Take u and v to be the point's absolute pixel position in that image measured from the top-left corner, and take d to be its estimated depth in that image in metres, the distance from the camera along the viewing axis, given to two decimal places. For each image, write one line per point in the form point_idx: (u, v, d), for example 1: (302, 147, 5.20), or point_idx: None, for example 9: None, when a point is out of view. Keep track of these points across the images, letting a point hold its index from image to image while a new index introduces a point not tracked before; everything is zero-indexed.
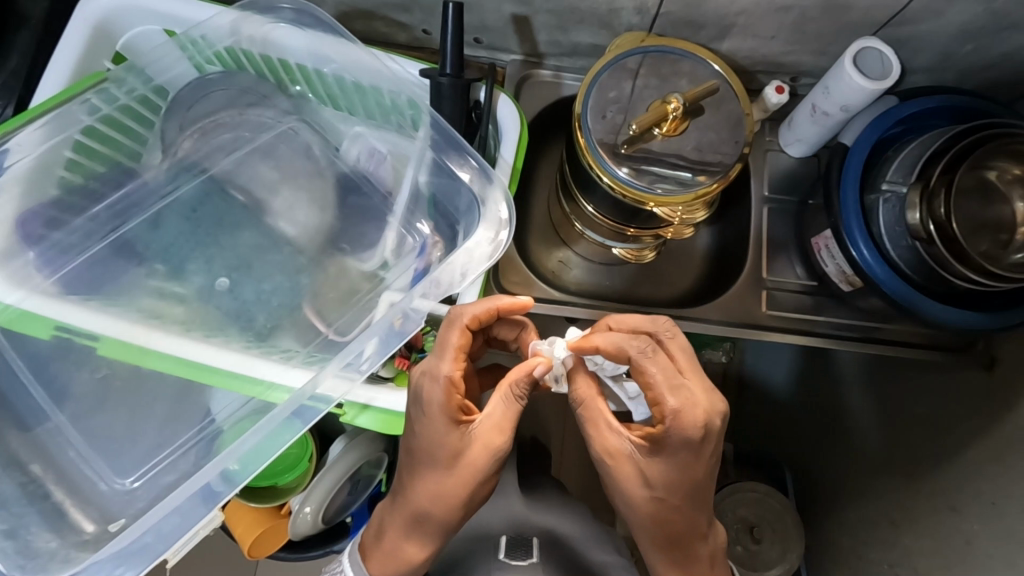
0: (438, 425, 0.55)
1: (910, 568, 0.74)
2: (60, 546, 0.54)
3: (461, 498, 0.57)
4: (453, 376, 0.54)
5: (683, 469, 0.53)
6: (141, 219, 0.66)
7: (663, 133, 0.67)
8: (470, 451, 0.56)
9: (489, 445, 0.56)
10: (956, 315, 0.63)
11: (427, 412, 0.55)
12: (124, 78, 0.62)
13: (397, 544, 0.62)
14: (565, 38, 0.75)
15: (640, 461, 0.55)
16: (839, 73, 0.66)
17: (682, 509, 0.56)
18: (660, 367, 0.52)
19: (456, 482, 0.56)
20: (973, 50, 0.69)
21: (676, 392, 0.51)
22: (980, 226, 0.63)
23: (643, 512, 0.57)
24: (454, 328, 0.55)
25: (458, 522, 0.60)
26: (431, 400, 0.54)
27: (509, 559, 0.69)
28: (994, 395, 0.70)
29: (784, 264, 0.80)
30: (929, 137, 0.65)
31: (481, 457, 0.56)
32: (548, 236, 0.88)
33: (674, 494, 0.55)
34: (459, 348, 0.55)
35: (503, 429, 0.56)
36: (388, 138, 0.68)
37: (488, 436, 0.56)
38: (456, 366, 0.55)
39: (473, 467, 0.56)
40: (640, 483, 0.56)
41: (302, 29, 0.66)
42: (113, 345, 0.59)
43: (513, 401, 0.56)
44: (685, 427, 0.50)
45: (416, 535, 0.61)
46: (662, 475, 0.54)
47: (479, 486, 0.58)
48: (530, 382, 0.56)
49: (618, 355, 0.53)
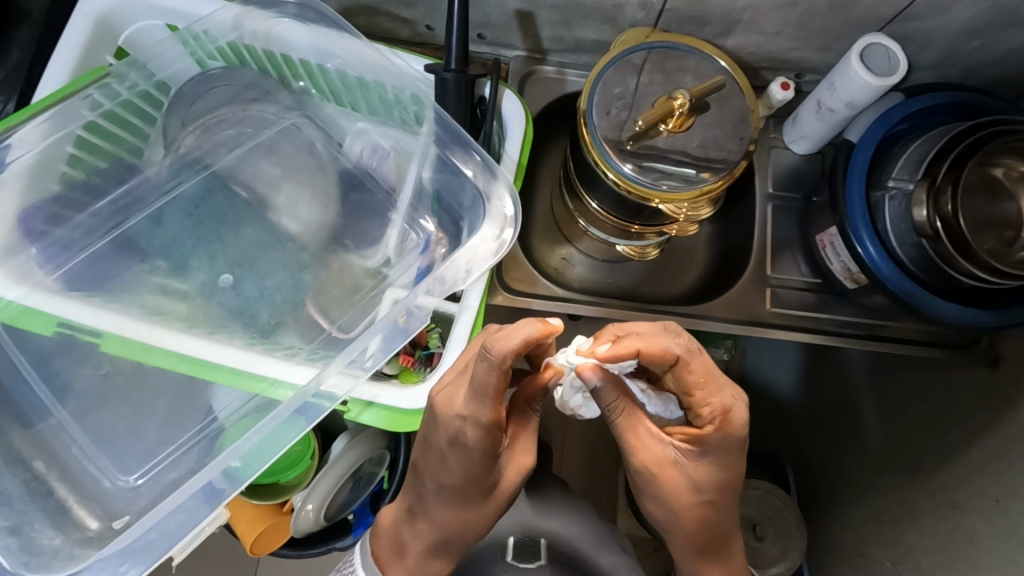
0: (478, 463, 0.55)
1: (912, 565, 0.74)
2: (63, 543, 0.54)
3: (494, 515, 0.61)
4: (495, 418, 0.53)
5: (724, 469, 0.56)
6: (143, 215, 0.65)
7: (668, 129, 0.66)
8: (505, 473, 0.59)
9: (517, 463, 0.59)
10: (961, 313, 0.63)
11: (469, 453, 0.54)
12: (126, 73, 0.62)
13: (422, 563, 0.63)
14: (569, 33, 0.75)
15: (686, 464, 0.56)
16: (844, 68, 0.66)
17: (720, 509, 0.59)
18: (704, 362, 0.53)
19: (490, 502, 0.60)
20: (979, 46, 0.69)
21: (724, 389, 0.54)
22: (986, 223, 0.63)
23: (684, 517, 0.58)
24: (496, 371, 0.49)
25: (484, 533, 0.64)
26: (474, 442, 0.53)
27: (516, 562, 0.70)
28: (998, 392, 0.70)
29: (788, 261, 0.80)
30: (935, 133, 0.65)
31: (514, 476, 0.60)
32: (551, 233, 0.88)
33: (717, 494, 0.58)
34: (501, 388, 0.51)
35: (527, 444, 0.60)
36: (392, 134, 0.68)
37: (516, 456, 0.60)
38: (497, 408, 0.52)
39: (508, 488, 0.60)
40: (687, 489, 0.57)
41: (304, 24, 0.65)
42: (115, 342, 0.59)
43: (527, 410, 0.59)
44: (732, 429, 0.54)
45: (444, 552, 0.63)
46: (707, 478, 0.56)
47: (508, 501, 0.62)
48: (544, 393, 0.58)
49: (664, 356, 0.52)
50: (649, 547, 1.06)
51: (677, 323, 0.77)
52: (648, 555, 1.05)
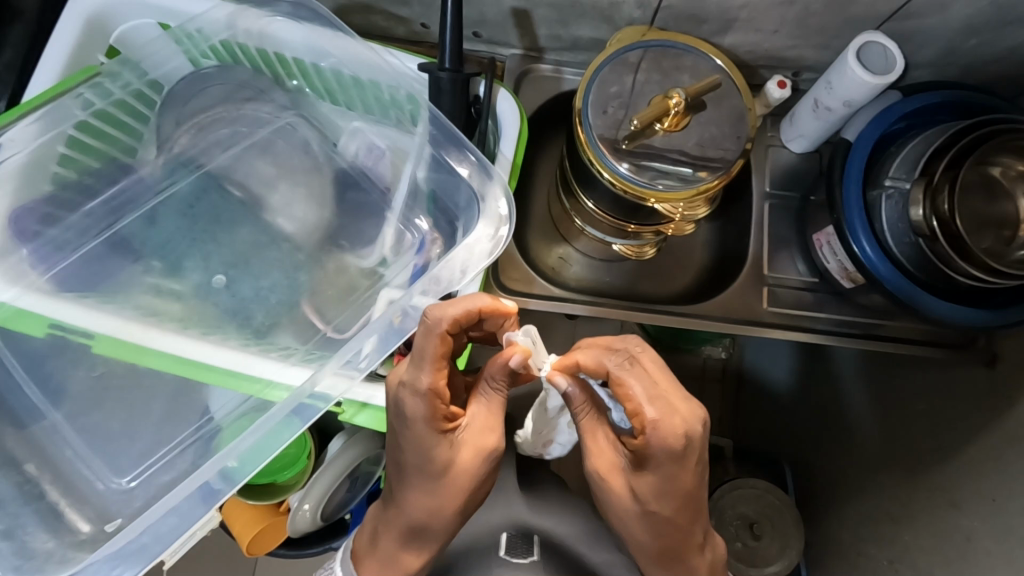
0: (424, 438, 0.54)
1: (909, 564, 0.74)
2: (57, 546, 0.54)
3: (456, 503, 0.58)
4: (436, 387, 0.52)
5: (669, 484, 0.53)
6: (137, 215, 0.65)
7: (665, 128, 0.66)
8: (462, 457, 0.56)
9: (479, 447, 0.57)
10: (958, 313, 0.63)
11: (413, 428, 0.53)
12: (119, 71, 0.62)
13: (393, 556, 0.61)
14: (566, 32, 0.74)
15: (632, 476, 0.56)
16: (841, 66, 0.65)
17: (671, 525, 0.56)
18: (640, 379, 0.51)
19: (448, 488, 0.57)
20: (978, 44, 0.68)
21: (656, 403, 0.50)
22: (983, 222, 0.63)
23: (634, 528, 0.58)
24: (433, 336, 0.51)
25: (455, 527, 0.61)
26: (416, 413, 0.53)
27: (509, 557, 0.71)
28: (996, 391, 0.70)
29: (785, 260, 0.80)
30: (932, 132, 0.65)
31: (473, 459, 0.57)
32: (547, 232, 0.88)
33: (665, 511, 0.55)
34: (439, 357, 0.52)
35: (491, 428, 0.58)
36: (387, 134, 0.67)
37: (477, 438, 0.57)
38: (437, 376, 0.52)
39: (468, 474, 0.57)
40: (630, 498, 0.56)
41: (299, 23, 0.65)
42: (109, 343, 0.59)
43: (494, 395, 0.58)
44: (669, 442, 0.50)
45: (415, 546, 0.61)
46: (650, 491, 0.54)
47: (473, 491, 0.58)
48: (505, 373, 0.56)
49: (597, 370, 0.53)
50: None
51: (674, 323, 0.77)
52: None
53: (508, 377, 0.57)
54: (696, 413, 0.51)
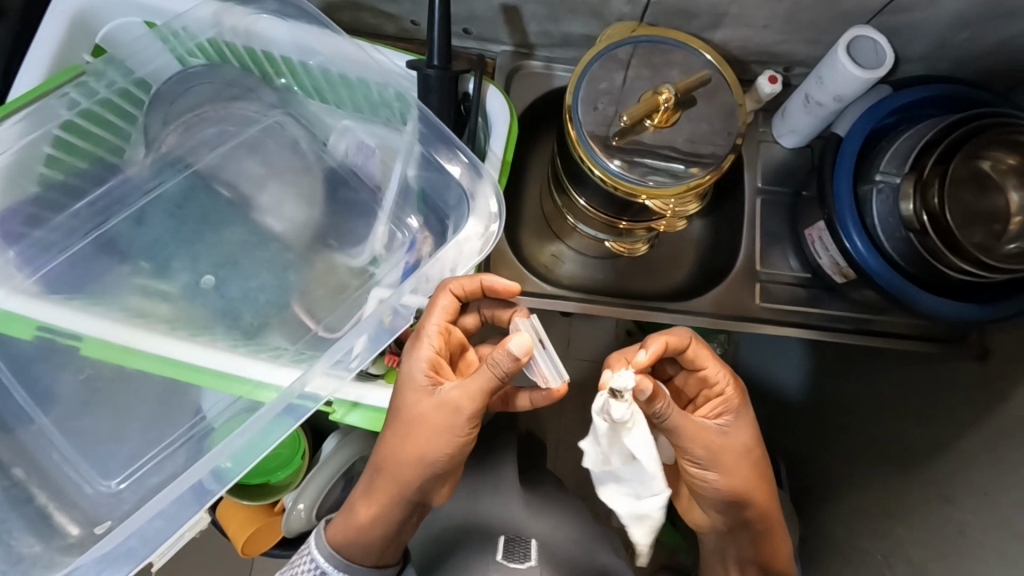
0: (405, 375, 0.57)
1: (902, 557, 0.74)
2: (44, 550, 0.54)
3: (409, 448, 0.56)
4: (432, 330, 0.57)
5: (748, 429, 0.61)
6: (124, 216, 0.64)
7: (654, 124, 0.66)
8: (427, 403, 0.55)
9: (444, 405, 0.55)
10: (949, 308, 0.63)
11: (405, 362, 0.58)
12: (104, 70, 0.61)
13: (355, 501, 0.62)
14: (556, 28, 0.74)
15: (730, 431, 0.60)
16: (831, 60, 0.65)
17: (749, 478, 0.60)
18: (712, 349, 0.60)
19: (407, 428, 0.56)
20: (969, 38, 0.68)
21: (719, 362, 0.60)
22: (974, 217, 0.63)
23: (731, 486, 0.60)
24: (442, 289, 0.59)
25: (409, 482, 0.58)
26: (411, 349, 0.58)
27: (505, 560, 0.68)
28: (988, 385, 0.70)
29: (778, 256, 0.80)
30: (922, 126, 0.64)
31: (436, 410, 0.55)
32: (539, 229, 0.88)
33: (748, 458, 0.60)
34: (444, 308, 0.58)
35: (466, 391, 0.54)
36: (377, 132, 0.67)
37: (447, 396, 0.55)
38: (438, 323, 0.58)
39: (427, 421, 0.55)
40: (739, 455, 0.59)
41: (286, 20, 0.64)
42: (96, 344, 0.58)
43: (484, 369, 0.53)
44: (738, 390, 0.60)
45: (372, 492, 0.61)
46: (749, 439, 0.61)
47: (428, 450, 0.56)
48: (507, 359, 0.51)
49: (682, 343, 0.57)
50: (642, 541, 1.07)
51: (668, 320, 0.77)
52: (642, 549, 1.07)
53: (511, 364, 0.51)
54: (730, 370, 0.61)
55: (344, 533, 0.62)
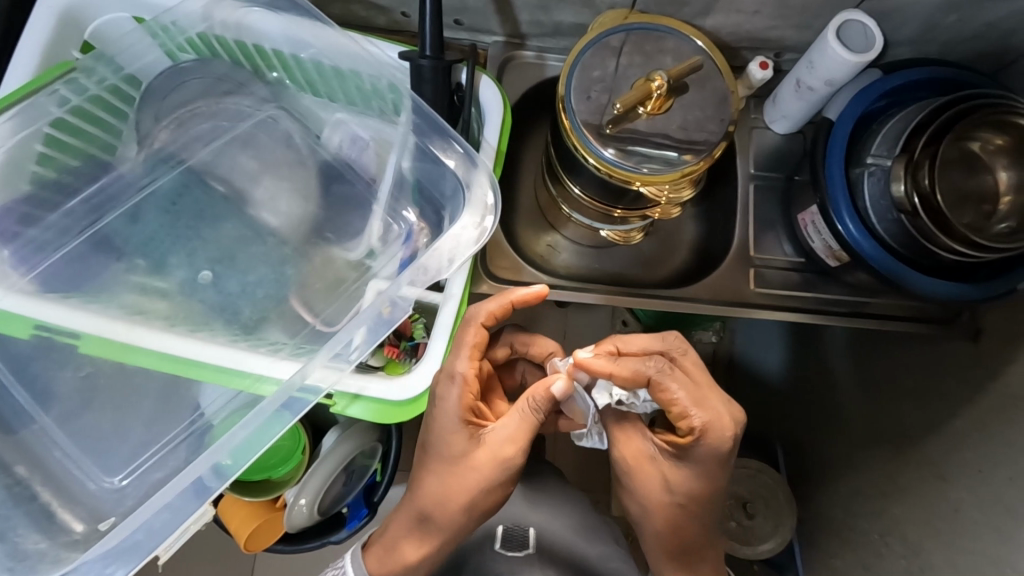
0: (447, 424, 0.58)
1: (899, 535, 0.75)
2: (49, 547, 0.53)
3: (462, 502, 0.58)
4: (467, 373, 0.58)
5: (705, 477, 0.55)
6: (119, 212, 0.64)
7: (647, 112, 0.66)
8: (479, 457, 0.58)
9: (501, 454, 0.58)
10: (941, 287, 0.64)
11: (442, 411, 0.58)
12: (93, 67, 0.61)
13: (398, 542, 0.64)
14: (548, 17, 0.74)
15: (663, 466, 0.57)
16: (821, 45, 0.66)
17: (649, 504, 0.58)
18: (681, 384, 0.54)
19: (460, 485, 0.58)
20: (957, 20, 0.69)
21: (702, 405, 0.53)
22: (965, 197, 0.63)
23: (655, 515, 0.58)
24: (471, 327, 0.60)
25: (460, 528, 0.61)
26: (446, 399, 0.58)
27: (503, 549, 0.72)
28: (980, 363, 0.71)
29: (772, 242, 0.81)
30: (912, 109, 0.65)
31: (488, 463, 0.57)
32: (535, 219, 0.88)
33: (655, 490, 0.58)
34: (474, 346, 0.59)
35: (518, 443, 0.58)
36: (371, 124, 0.66)
37: (501, 446, 0.58)
38: (470, 364, 0.58)
39: (477, 471, 0.58)
40: (660, 488, 0.57)
41: (276, 13, 0.64)
42: (94, 343, 0.58)
43: (530, 413, 0.58)
44: (712, 442, 0.53)
45: (418, 536, 0.63)
46: (682, 483, 0.56)
47: (485, 493, 0.58)
48: (548, 398, 0.57)
49: (635, 380, 0.54)
50: None
51: (663, 307, 0.78)
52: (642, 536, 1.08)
53: (550, 403, 0.58)
54: (722, 424, 0.53)
55: (388, 571, 0.63)
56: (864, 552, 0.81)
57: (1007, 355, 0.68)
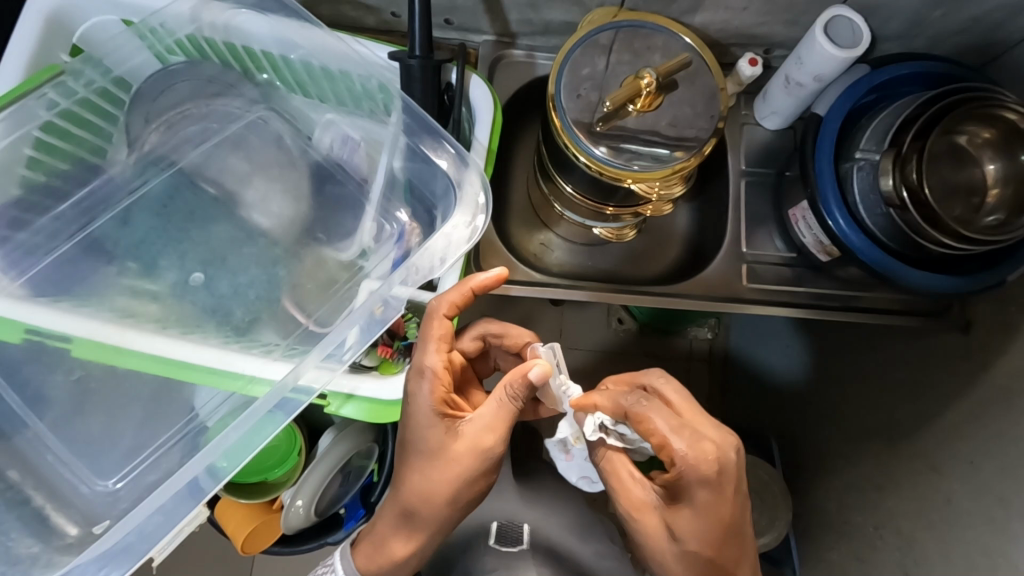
0: (422, 420, 0.58)
1: (893, 528, 0.76)
2: (43, 551, 0.53)
3: (444, 496, 0.58)
4: (436, 367, 0.58)
5: (706, 516, 0.52)
6: (109, 215, 0.64)
7: (637, 109, 0.66)
8: (458, 450, 0.57)
9: (480, 445, 0.57)
10: (930, 281, 0.64)
11: (415, 410, 0.58)
12: (81, 70, 0.61)
13: (386, 538, 0.65)
14: (538, 16, 0.74)
15: (666, 513, 0.54)
16: (810, 41, 0.66)
17: (661, 557, 0.54)
18: (662, 414, 0.53)
19: (441, 478, 0.58)
20: (943, 15, 0.69)
21: (682, 433, 0.52)
22: (953, 191, 0.64)
23: (673, 571, 0.54)
24: (433, 319, 0.59)
25: (446, 519, 0.61)
26: (418, 393, 0.58)
27: (497, 545, 0.74)
28: (971, 356, 0.71)
29: (764, 237, 0.81)
30: (900, 104, 0.65)
31: (467, 455, 0.57)
32: (528, 218, 0.88)
33: (662, 541, 0.54)
34: (441, 339, 0.59)
35: (495, 431, 0.58)
36: (361, 125, 0.66)
37: (479, 436, 0.57)
38: (439, 357, 0.59)
39: (457, 465, 0.57)
40: (667, 537, 0.54)
41: (264, 14, 0.64)
42: (86, 347, 0.58)
43: (508, 402, 0.57)
44: (697, 468, 0.51)
45: (404, 533, 0.63)
46: (687, 528, 0.52)
47: (467, 486, 0.59)
48: (526, 384, 0.56)
49: (617, 411, 0.55)
50: None
51: (656, 303, 0.78)
52: None
53: (527, 390, 0.56)
54: (705, 450, 0.51)
55: (378, 567, 0.65)
56: (859, 545, 0.81)
57: (997, 346, 0.68)
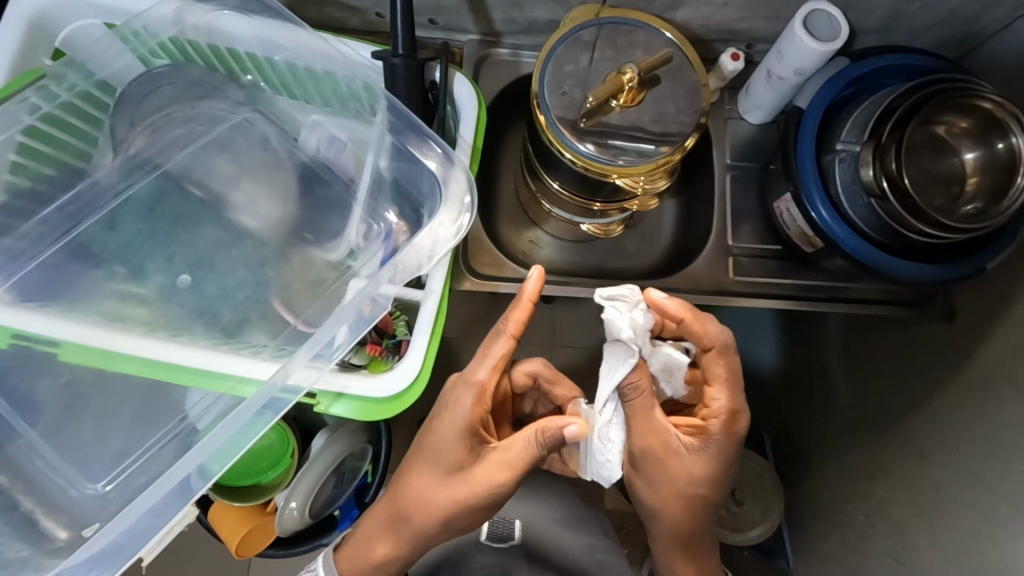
0: (452, 433, 0.59)
1: (884, 516, 0.76)
2: (33, 554, 0.53)
3: (444, 512, 0.60)
4: (484, 386, 0.60)
5: (715, 463, 0.63)
6: (96, 219, 0.64)
7: (620, 104, 0.67)
8: (474, 473, 0.60)
9: (495, 476, 0.59)
10: (913, 270, 0.65)
11: (449, 421, 0.59)
12: (64, 74, 0.61)
13: (371, 535, 0.66)
14: (521, 14, 0.74)
15: (686, 458, 0.62)
16: (789, 36, 0.67)
17: (667, 491, 0.64)
18: (725, 364, 0.62)
19: (448, 493, 0.60)
20: (920, 8, 0.70)
21: (732, 389, 0.62)
22: (932, 180, 0.66)
23: (671, 503, 0.64)
24: (499, 338, 0.62)
25: (435, 533, 0.63)
26: (459, 405, 0.59)
27: (490, 541, 0.73)
28: (956, 343, 0.72)
29: (750, 230, 0.82)
30: (879, 96, 0.66)
31: (480, 482, 0.59)
32: (516, 216, 0.89)
33: (674, 481, 0.63)
34: (501, 357, 0.61)
35: (512, 468, 0.60)
36: (347, 125, 0.67)
37: (499, 465, 0.59)
38: (491, 378, 0.61)
39: (467, 486, 0.59)
40: (682, 479, 0.63)
41: (247, 15, 0.64)
42: (72, 351, 0.57)
43: (535, 445, 0.60)
44: (733, 424, 0.62)
45: (391, 536, 0.65)
46: (699, 470, 0.63)
47: (470, 509, 0.61)
48: (556, 435, 0.59)
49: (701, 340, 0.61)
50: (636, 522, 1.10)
51: None
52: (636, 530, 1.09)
53: (556, 440, 0.59)
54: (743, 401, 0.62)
55: (356, 569, 0.66)
56: (850, 535, 0.82)
57: (982, 333, 0.69)
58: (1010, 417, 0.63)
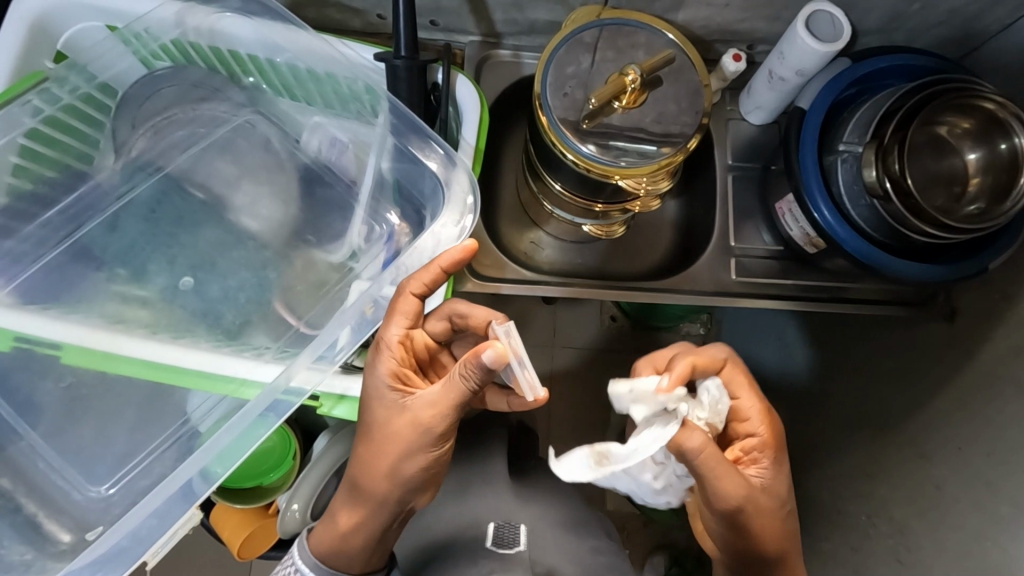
0: (375, 389, 0.57)
1: (886, 516, 0.76)
2: (36, 557, 0.53)
3: (384, 468, 0.56)
4: (393, 341, 0.58)
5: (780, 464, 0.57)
6: (97, 221, 0.64)
7: (622, 106, 0.67)
8: (397, 422, 0.55)
9: (417, 419, 0.55)
10: (913, 270, 0.65)
11: (369, 379, 0.58)
12: (66, 76, 0.60)
13: (338, 509, 0.62)
14: (522, 16, 0.74)
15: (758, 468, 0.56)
16: (791, 37, 0.67)
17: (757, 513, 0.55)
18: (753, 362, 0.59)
19: (381, 448, 0.56)
20: (922, 8, 0.70)
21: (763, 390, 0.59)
22: (934, 180, 0.66)
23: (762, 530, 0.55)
24: (403, 295, 0.59)
25: (385, 495, 0.58)
26: (375, 361, 0.58)
27: (495, 546, 0.71)
28: (958, 343, 0.72)
29: (751, 231, 0.82)
30: (881, 96, 0.66)
31: (405, 427, 0.55)
32: (517, 217, 0.89)
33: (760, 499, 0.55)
34: (409, 315, 0.58)
35: (437, 409, 0.54)
36: (349, 127, 0.67)
37: (420, 409, 0.55)
38: (400, 331, 0.58)
39: (394, 436, 0.55)
40: (765, 493, 0.55)
41: (248, 17, 0.64)
42: (76, 352, 0.58)
43: (458, 380, 0.53)
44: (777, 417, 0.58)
45: (351, 505, 0.61)
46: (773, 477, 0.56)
47: (405, 462, 0.56)
48: (477, 367, 0.51)
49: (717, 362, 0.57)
50: (638, 522, 1.10)
51: (647, 298, 0.79)
52: (637, 529, 1.10)
53: (482, 371, 0.51)
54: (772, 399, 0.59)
55: (326, 544, 0.62)
56: (853, 535, 0.81)
57: (983, 333, 0.69)
58: (1012, 417, 0.63)
